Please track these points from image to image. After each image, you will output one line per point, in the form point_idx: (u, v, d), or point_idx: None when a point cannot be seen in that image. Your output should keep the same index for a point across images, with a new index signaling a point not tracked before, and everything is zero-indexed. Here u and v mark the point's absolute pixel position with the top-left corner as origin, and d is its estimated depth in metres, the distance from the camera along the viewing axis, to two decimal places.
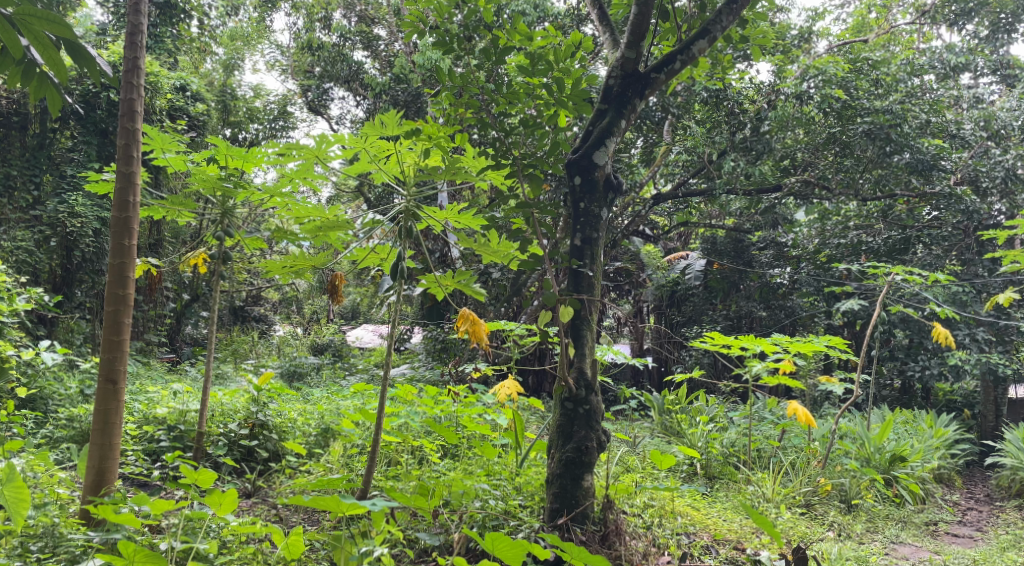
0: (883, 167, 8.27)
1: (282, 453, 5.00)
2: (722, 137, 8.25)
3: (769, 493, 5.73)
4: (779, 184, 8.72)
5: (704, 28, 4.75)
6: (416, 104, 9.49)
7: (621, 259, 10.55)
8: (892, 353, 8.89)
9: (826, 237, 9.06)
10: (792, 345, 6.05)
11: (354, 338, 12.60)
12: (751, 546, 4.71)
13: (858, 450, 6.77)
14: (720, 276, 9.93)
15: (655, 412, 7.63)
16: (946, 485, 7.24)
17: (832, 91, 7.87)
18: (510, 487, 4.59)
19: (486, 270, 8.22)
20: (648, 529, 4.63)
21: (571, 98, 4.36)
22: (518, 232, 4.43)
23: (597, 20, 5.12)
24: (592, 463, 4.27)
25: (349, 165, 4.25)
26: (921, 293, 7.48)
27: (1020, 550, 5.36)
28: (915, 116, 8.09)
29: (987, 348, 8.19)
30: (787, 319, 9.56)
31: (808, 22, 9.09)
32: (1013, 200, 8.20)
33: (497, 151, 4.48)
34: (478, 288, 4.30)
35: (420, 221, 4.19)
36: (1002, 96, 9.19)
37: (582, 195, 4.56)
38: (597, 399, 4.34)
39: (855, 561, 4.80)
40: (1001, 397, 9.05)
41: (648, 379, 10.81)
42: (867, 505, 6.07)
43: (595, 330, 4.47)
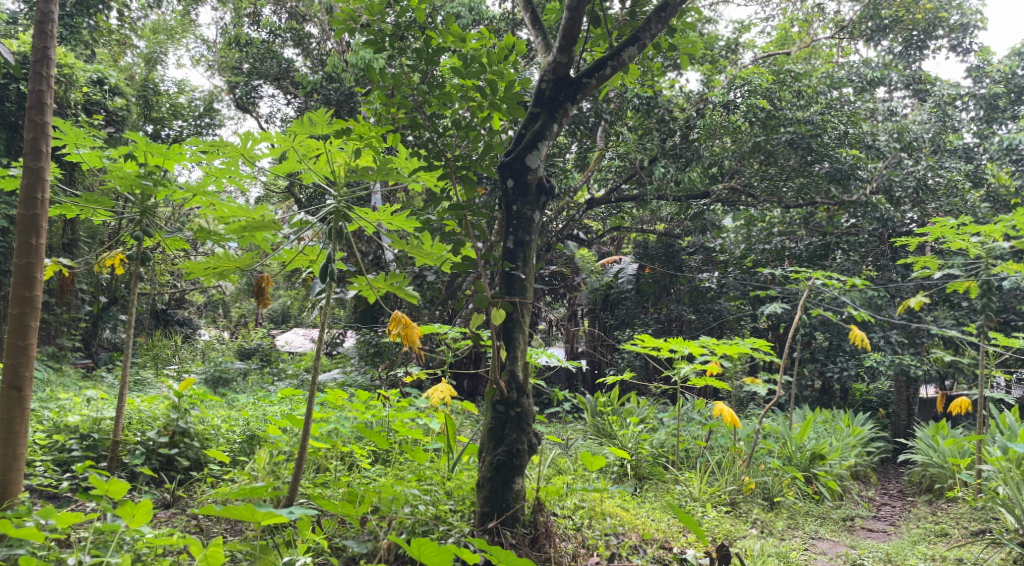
0: (804, 176, 8.57)
1: (203, 461, 4.85)
2: (653, 144, 8.52)
3: (696, 493, 5.86)
4: (708, 191, 9.03)
5: (634, 35, 4.82)
6: (348, 105, 9.28)
7: (556, 263, 10.62)
8: (813, 355, 9.15)
9: (751, 242, 9.39)
10: (718, 347, 6.18)
11: (284, 342, 12.33)
12: (677, 545, 4.79)
13: (780, 449, 6.98)
14: (651, 280, 10.29)
15: (588, 415, 7.71)
16: (861, 481, 7.55)
17: (757, 100, 8.05)
18: (441, 491, 4.54)
19: (421, 273, 8.27)
20: (578, 530, 4.70)
21: (504, 100, 4.42)
22: (451, 234, 4.41)
23: (529, 24, 5.14)
24: (523, 466, 4.28)
25: (277, 164, 4.15)
26: (841, 297, 7.73)
27: (930, 543, 5.58)
28: (834, 128, 8.40)
29: (900, 349, 8.64)
30: (715, 321, 9.81)
31: (735, 34, 9.31)
32: (924, 208, 8.54)
33: (430, 152, 4.46)
34: (411, 291, 4.26)
35: (352, 222, 4.12)
36: (915, 111, 9.65)
37: (515, 197, 4.56)
38: (529, 402, 4.36)
39: (777, 557, 4.93)
40: (913, 396, 9.50)
41: (583, 381, 10.94)
42: (788, 502, 6.27)
43: (527, 333, 4.49)
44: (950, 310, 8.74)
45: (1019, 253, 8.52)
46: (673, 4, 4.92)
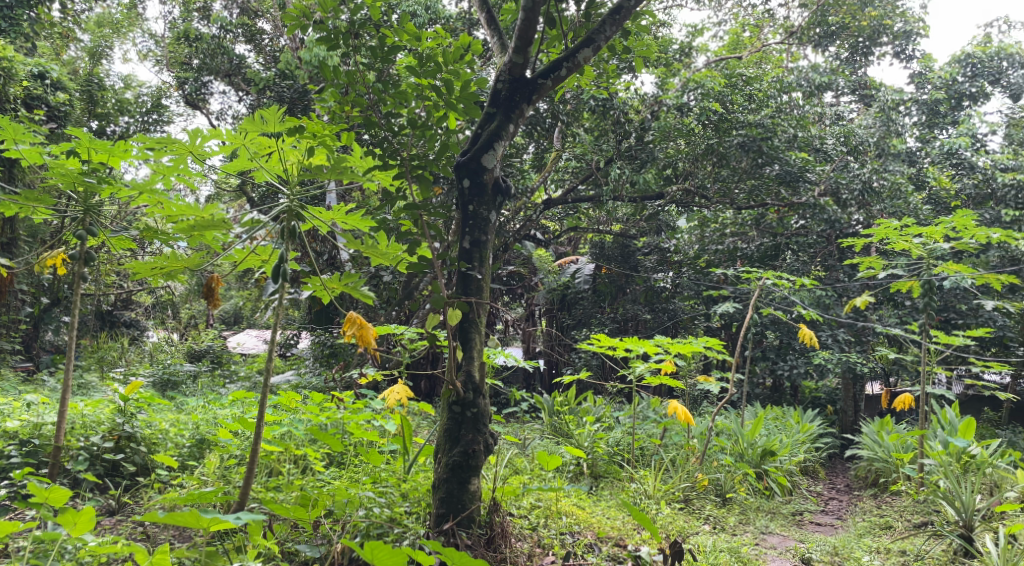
0: (756, 178, 8.72)
1: (151, 466, 4.74)
2: (609, 145, 8.52)
3: (650, 490, 5.91)
4: (662, 193, 9.13)
5: (589, 37, 4.83)
6: (302, 102, 9.10)
7: (514, 263, 10.62)
8: (764, 353, 9.19)
9: (705, 243, 9.62)
10: (673, 346, 6.25)
11: (236, 343, 12.12)
12: (632, 542, 4.83)
13: (733, 445, 7.09)
14: (608, 280, 10.24)
15: (545, 414, 7.73)
16: (810, 477, 7.72)
17: (710, 103, 8.24)
18: (397, 493, 4.50)
19: (378, 274, 8.20)
20: (533, 530, 4.72)
21: (460, 100, 4.39)
22: (407, 234, 4.38)
23: (485, 24, 5.13)
24: (479, 466, 4.26)
25: (228, 161, 4.07)
26: (790, 297, 7.88)
27: (875, 536, 5.73)
28: (785, 131, 8.58)
29: (847, 348, 8.84)
30: (669, 321, 9.97)
31: (688, 38, 9.44)
32: (869, 210, 8.82)
33: (385, 151, 4.43)
34: (366, 291, 4.22)
35: (305, 221, 4.05)
36: (861, 116, 9.92)
37: (471, 197, 4.55)
38: (485, 403, 4.34)
39: (729, 552, 5.00)
40: (860, 393, 9.76)
41: (540, 381, 11.00)
42: (740, 498, 6.37)
43: (483, 333, 4.47)
44: (894, 309, 8.99)
45: (959, 254, 8.80)
46: (627, 7, 4.91)
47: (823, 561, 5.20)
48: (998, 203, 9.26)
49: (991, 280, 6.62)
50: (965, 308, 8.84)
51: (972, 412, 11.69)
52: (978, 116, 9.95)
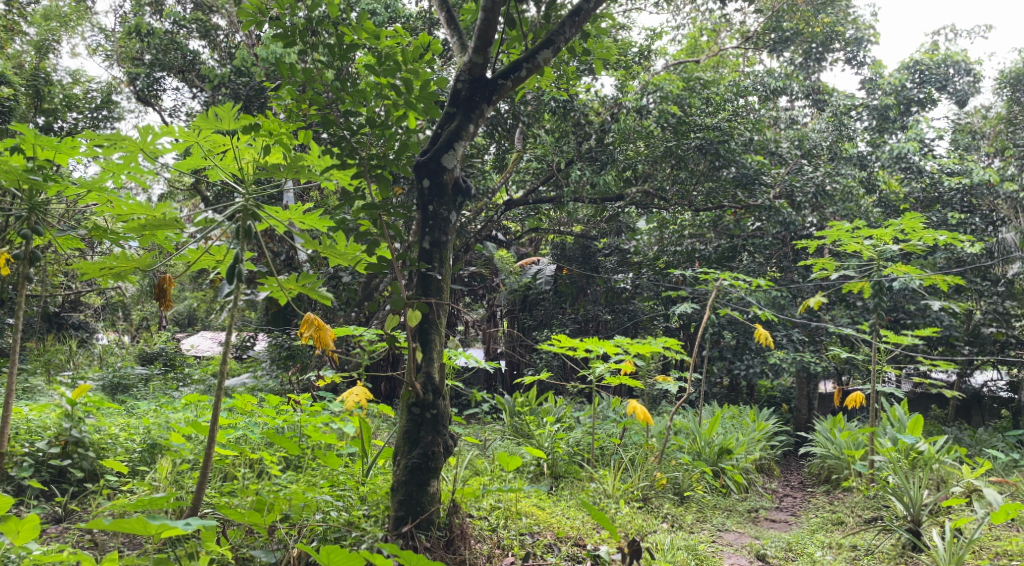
0: (713, 180, 8.84)
1: (99, 472, 4.62)
2: (570, 147, 8.61)
3: (609, 489, 5.95)
4: (621, 194, 9.12)
5: (549, 38, 4.82)
6: (259, 100, 9.00)
7: (475, 264, 10.58)
8: (721, 353, 9.40)
9: (664, 244, 9.73)
10: (632, 346, 6.29)
11: (191, 346, 11.88)
12: (591, 542, 4.84)
13: (690, 444, 7.18)
14: (569, 282, 10.29)
15: (506, 415, 7.71)
16: (766, 474, 7.85)
17: (668, 106, 8.26)
18: (355, 496, 4.45)
19: (337, 274, 8.11)
20: (493, 531, 4.71)
21: (420, 100, 4.35)
22: (366, 234, 4.32)
23: (445, 24, 5.10)
24: (438, 468, 4.24)
25: (181, 159, 3.97)
26: (746, 298, 8.00)
27: (828, 531, 5.84)
28: (741, 134, 8.65)
29: (801, 348, 9.01)
30: (629, 321, 10.02)
31: (647, 41, 9.50)
32: (822, 213, 8.98)
33: (343, 150, 4.37)
34: (325, 292, 4.14)
35: (261, 221, 3.95)
36: (814, 120, 10.12)
37: (431, 197, 4.52)
38: (445, 404, 4.31)
39: (686, 550, 5.04)
40: (814, 392, 9.96)
41: (501, 382, 11.01)
42: (697, 496, 6.45)
43: (443, 334, 4.44)
44: (846, 309, 9.19)
45: (908, 255, 9.02)
46: (586, 9, 4.92)
47: (777, 557, 5.28)
48: (945, 206, 9.71)
49: (939, 281, 6.80)
50: (914, 309, 9.07)
51: (920, 409, 12.02)
52: (926, 122, 10.20)
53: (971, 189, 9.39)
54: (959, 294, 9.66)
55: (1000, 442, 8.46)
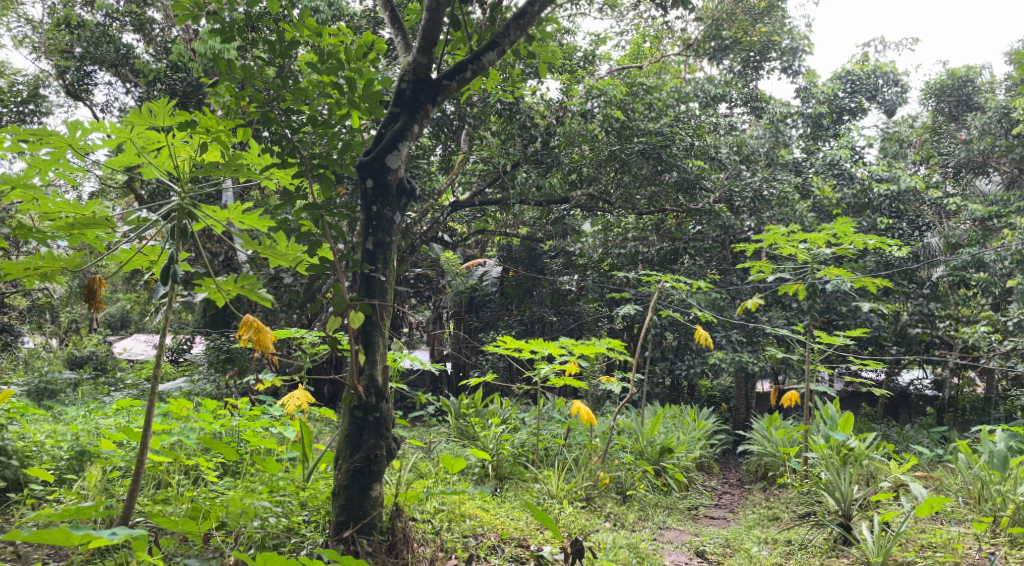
0: (655, 184, 8.95)
1: (23, 481, 4.43)
2: (515, 149, 8.56)
3: (553, 490, 5.97)
4: (567, 197, 9.09)
5: (494, 40, 4.79)
6: (196, 97, 8.76)
7: (421, 265, 10.48)
8: (663, 353, 9.57)
9: (608, 246, 9.75)
10: (576, 347, 6.32)
11: (123, 349, 11.51)
12: (534, 542, 4.85)
13: (633, 444, 7.26)
14: (515, 283, 10.39)
15: (451, 417, 7.66)
16: (705, 472, 8.00)
17: (613, 111, 8.34)
18: (295, 502, 4.37)
19: (277, 275, 7.95)
20: (436, 534, 4.68)
21: (364, 99, 4.28)
22: (307, 234, 4.24)
23: (389, 23, 5.04)
24: (380, 471, 4.19)
25: (113, 156, 3.82)
26: (687, 299, 8.14)
27: (764, 527, 5.99)
28: (682, 139, 8.75)
29: (739, 348, 9.23)
30: (574, 323, 10.17)
31: (591, 46, 9.58)
32: (760, 217, 9.21)
33: (284, 149, 4.30)
34: (265, 293, 4.05)
35: (198, 220, 3.83)
36: (752, 127, 10.35)
37: (375, 198, 4.46)
38: (387, 406, 4.25)
39: (628, 549, 5.10)
40: (752, 391, 10.22)
41: (446, 384, 10.99)
42: (640, 495, 6.53)
43: (387, 336, 4.38)
44: (782, 311, 9.44)
45: (841, 258, 9.32)
46: (531, 13, 4.91)
47: (716, 553, 5.39)
48: (874, 212, 10.04)
49: (868, 284, 7.03)
50: (845, 310, 9.37)
51: (851, 407, 12.46)
52: (857, 130, 10.53)
53: (898, 195, 9.83)
54: (888, 296, 10.01)
55: (925, 438, 8.81)
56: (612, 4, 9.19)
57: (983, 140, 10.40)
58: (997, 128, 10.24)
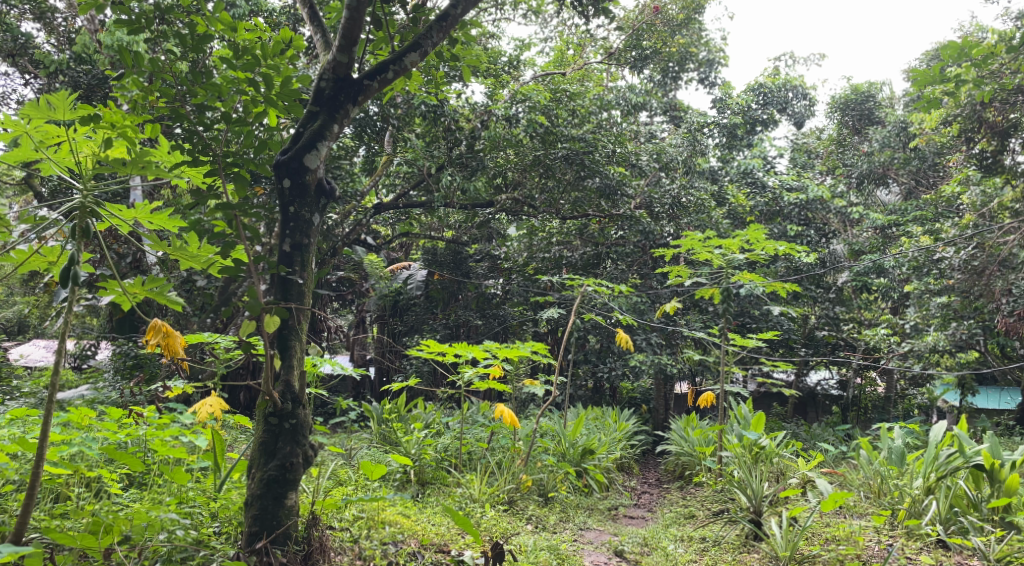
0: (578, 190, 9.01)
1: None
2: (440, 152, 8.53)
3: (476, 494, 5.92)
4: (492, 201, 9.10)
5: (416, 41, 4.74)
6: (102, 90, 8.37)
7: (344, 269, 10.30)
8: (587, 356, 9.76)
9: (532, 251, 9.65)
10: (500, 351, 6.33)
11: (22, 356, 10.90)
12: (455, 548, 4.83)
13: (555, 446, 7.32)
14: (441, 286, 10.52)
15: (373, 423, 7.52)
16: (626, 472, 8.14)
17: (537, 116, 8.37)
18: (205, 513, 4.24)
19: (190, 278, 7.66)
20: (355, 542, 4.60)
21: (281, 97, 4.17)
22: (220, 235, 4.11)
23: (308, 20, 4.93)
24: (296, 480, 4.08)
25: (7, 150, 3.60)
26: (609, 303, 8.27)
27: (680, 525, 6.13)
28: (604, 146, 8.88)
29: (659, 351, 9.43)
30: (499, 326, 10.21)
31: (516, 51, 9.60)
32: (678, 223, 9.44)
33: (195, 147, 4.16)
34: (174, 296, 3.90)
35: (101, 220, 3.65)
36: (671, 136, 10.62)
37: (292, 198, 4.36)
38: (304, 413, 4.15)
39: (549, 550, 5.12)
40: (671, 393, 10.49)
41: (369, 389, 10.87)
42: (561, 496, 6.59)
43: (304, 340, 4.27)
44: (699, 314, 9.70)
45: (754, 264, 9.63)
46: (453, 15, 4.88)
47: (633, 552, 5.48)
48: (784, 219, 10.33)
49: (778, 288, 7.29)
50: (758, 314, 9.73)
51: (764, 406, 12.93)
52: (769, 141, 10.92)
53: (807, 204, 10.05)
54: (797, 300, 10.42)
55: (831, 436, 9.20)
56: (536, 10, 9.26)
57: (884, 153, 10.96)
58: (895, 141, 10.88)
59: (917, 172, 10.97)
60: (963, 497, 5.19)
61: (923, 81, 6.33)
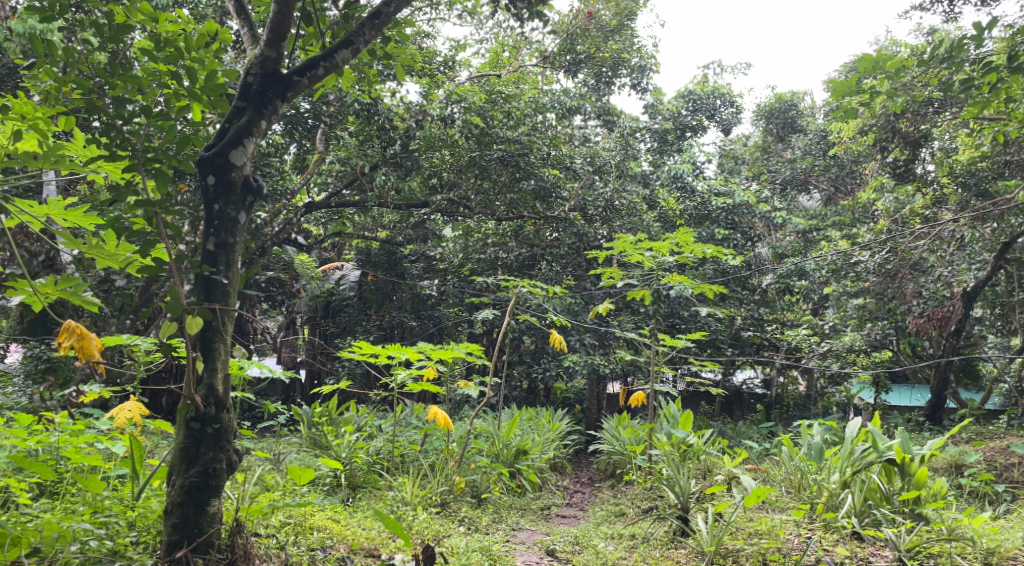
0: (513, 192, 8.99)
1: None
2: (374, 151, 8.39)
3: (407, 497, 5.85)
4: (426, 201, 9.05)
5: (347, 38, 4.66)
6: (13, 79, 7.95)
7: (273, 268, 10.07)
8: (521, 357, 9.82)
9: (468, 252, 9.74)
10: (434, 353, 6.27)
11: None
12: (386, 552, 4.77)
13: (489, 447, 7.31)
14: (374, 287, 10.42)
15: (304, 426, 7.35)
16: (558, 472, 8.20)
17: (472, 117, 8.33)
18: (122, 523, 4.09)
19: (108, 276, 7.36)
20: (281, 549, 4.50)
21: (206, 92, 4.04)
22: (140, 233, 3.93)
23: (235, 11, 4.79)
24: (219, 486, 3.97)
25: None
26: (543, 304, 8.32)
27: (611, 523, 6.22)
28: (539, 149, 8.91)
29: (592, 351, 9.53)
30: (433, 327, 10.17)
31: (451, 52, 9.57)
32: (611, 226, 9.58)
33: (111, 141, 3.94)
34: (90, 297, 3.76)
35: (11, 215, 3.51)
36: (604, 140, 10.80)
37: (217, 196, 4.22)
38: (228, 417, 4.03)
39: (481, 552, 5.11)
40: (603, 393, 10.63)
41: (300, 392, 10.68)
42: (494, 497, 6.61)
43: (229, 342, 4.15)
44: (631, 315, 9.86)
45: (683, 266, 9.86)
46: (386, 13, 4.78)
47: (565, 551, 5.54)
48: (712, 223, 10.58)
49: (707, 290, 7.44)
50: (687, 315, 9.97)
51: (692, 405, 13.24)
52: (698, 146, 11.14)
53: (733, 209, 10.43)
54: (724, 301, 10.68)
55: (755, 433, 9.48)
56: (472, 12, 9.24)
57: (805, 160, 11.49)
58: (815, 149, 11.51)
59: (836, 179, 11.43)
60: (876, 489, 5.39)
61: (840, 92, 6.54)
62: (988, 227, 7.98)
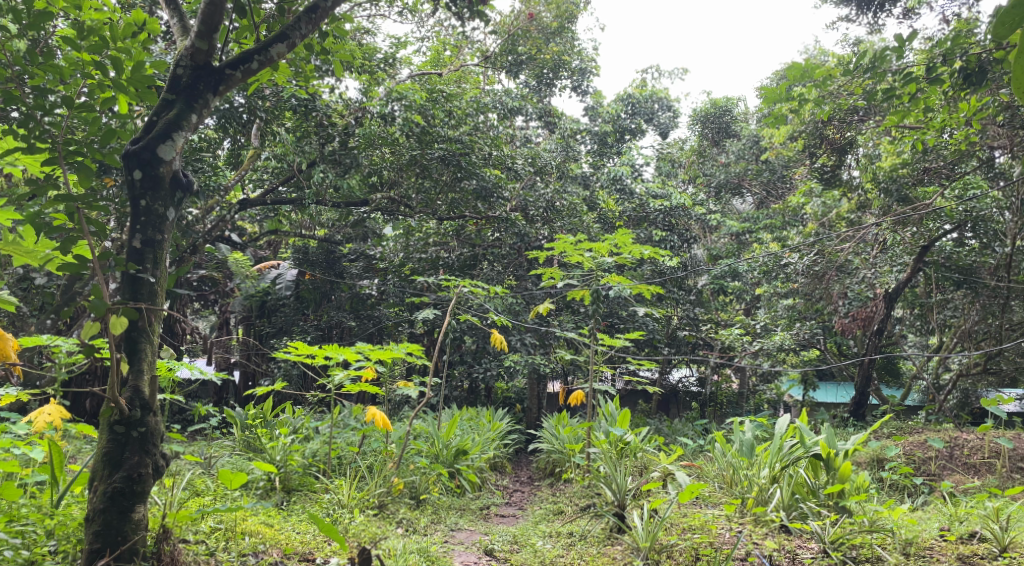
0: (454, 191, 8.96)
1: None
2: (311, 147, 8.25)
3: (344, 499, 5.77)
4: (366, 199, 8.96)
5: (283, 32, 4.51)
6: None
7: (206, 267, 9.82)
8: (462, 357, 9.80)
9: (408, 251, 9.49)
10: (372, 353, 6.18)
11: None
12: (320, 555, 4.69)
13: (428, 447, 7.25)
14: (312, 286, 10.24)
15: (237, 429, 7.12)
16: (498, 471, 8.20)
17: (413, 115, 8.25)
18: (39, 531, 3.93)
19: (28, 274, 7.06)
20: (210, 556, 4.38)
21: (132, 83, 3.89)
22: (60, 229, 3.78)
23: (164, 2, 4.63)
24: (144, 492, 3.84)
25: None
26: (483, 304, 8.31)
27: (549, 521, 6.25)
28: (480, 149, 8.90)
29: (532, 351, 9.57)
30: (373, 327, 10.06)
31: (391, 49, 9.46)
32: (552, 226, 9.63)
33: (30, 132, 3.78)
34: (6, 295, 3.60)
35: None
36: (545, 141, 10.87)
37: (144, 191, 4.06)
38: (155, 421, 3.90)
39: (418, 554, 5.07)
40: (543, 392, 10.70)
41: (233, 394, 10.45)
42: (433, 498, 6.56)
43: (156, 343, 4.01)
44: (571, 315, 9.93)
45: (622, 267, 10.00)
46: (324, 7, 4.67)
47: (503, 550, 5.55)
48: (650, 225, 10.74)
49: (645, 290, 7.54)
50: (625, 315, 10.11)
51: (630, 404, 13.46)
52: (637, 149, 11.30)
53: (670, 210, 10.50)
54: (661, 301, 10.86)
55: (691, 430, 9.69)
56: (413, 9, 9.15)
57: (738, 164, 11.87)
58: (749, 154, 11.87)
59: (767, 182, 11.79)
60: (803, 484, 5.57)
61: (770, 99, 6.65)
62: (909, 231, 8.33)
